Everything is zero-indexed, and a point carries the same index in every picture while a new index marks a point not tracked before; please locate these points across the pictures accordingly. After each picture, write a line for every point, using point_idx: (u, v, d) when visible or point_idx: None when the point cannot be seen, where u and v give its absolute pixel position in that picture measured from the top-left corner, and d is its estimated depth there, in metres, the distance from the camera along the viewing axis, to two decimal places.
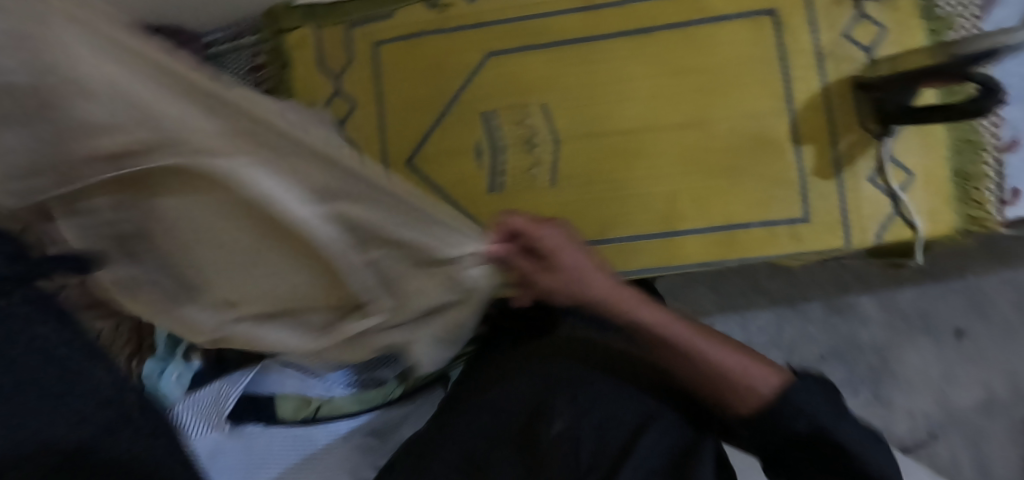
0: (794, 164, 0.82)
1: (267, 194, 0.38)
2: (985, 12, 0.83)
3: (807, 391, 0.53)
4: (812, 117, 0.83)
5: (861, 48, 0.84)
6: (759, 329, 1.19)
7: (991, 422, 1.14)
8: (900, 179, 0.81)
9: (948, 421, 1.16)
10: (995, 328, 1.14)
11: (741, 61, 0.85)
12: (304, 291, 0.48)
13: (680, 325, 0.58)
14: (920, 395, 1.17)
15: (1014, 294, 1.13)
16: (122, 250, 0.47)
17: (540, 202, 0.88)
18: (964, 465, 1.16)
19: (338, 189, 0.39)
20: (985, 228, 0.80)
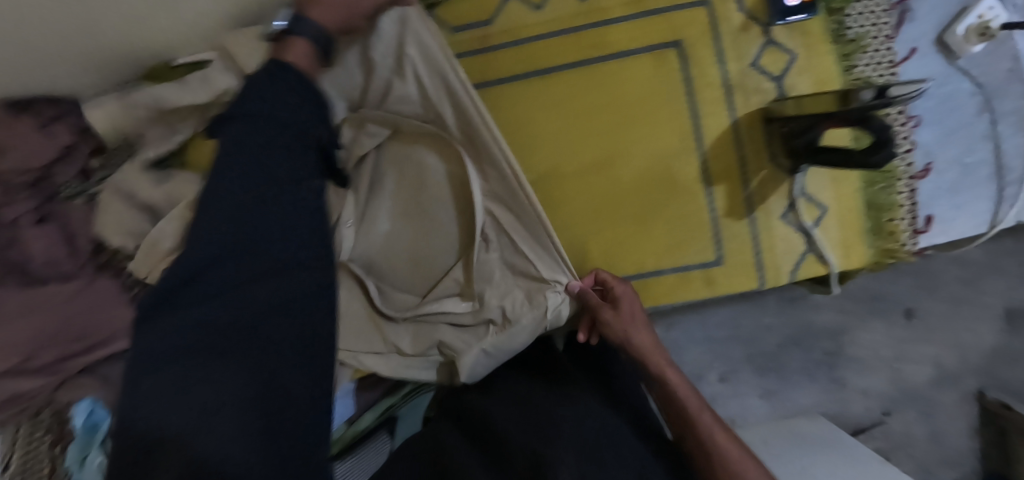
0: (706, 206, 0.80)
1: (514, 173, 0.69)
2: (898, 32, 0.80)
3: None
4: (723, 156, 0.80)
5: (771, 78, 0.80)
6: (716, 326, 1.24)
7: (940, 391, 1.23)
8: (812, 215, 0.79)
9: (902, 397, 1.24)
10: (941, 303, 1.22)
11: (647, 97, 0.81)
12: (448, 247, 0.80)
13: (700, 404, 0.71)
14: (873, 373, 1.24)
15: (959, 271, 1.21)
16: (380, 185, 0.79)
17: None
18: (917, 436, 1.24)
19: (503, 196, 0.73)
20: (899, 259, 0.79)
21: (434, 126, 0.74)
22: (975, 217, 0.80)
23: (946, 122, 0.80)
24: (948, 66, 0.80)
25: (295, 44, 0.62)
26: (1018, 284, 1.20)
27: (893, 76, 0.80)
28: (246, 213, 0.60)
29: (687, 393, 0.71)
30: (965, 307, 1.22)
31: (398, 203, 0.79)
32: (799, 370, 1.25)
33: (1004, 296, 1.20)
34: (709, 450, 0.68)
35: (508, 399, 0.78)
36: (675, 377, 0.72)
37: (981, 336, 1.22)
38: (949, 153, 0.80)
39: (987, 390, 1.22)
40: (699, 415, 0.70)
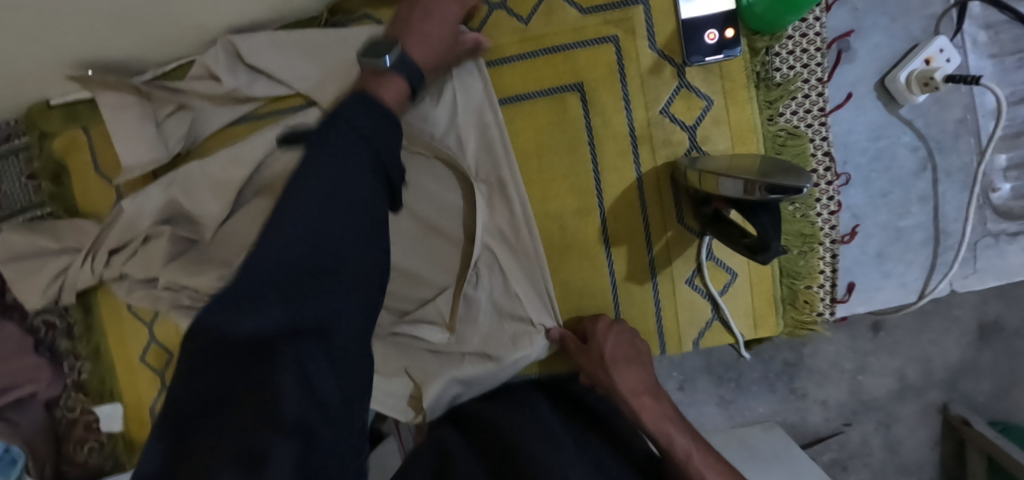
0: (606, 270, 0.74)
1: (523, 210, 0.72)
2: (831, 74, 0.70)
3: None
4: (625, 215, 0.73)
5: (683, 127, 0.71)
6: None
7: (902, 404, 1.07)
8: (721, 280, 0.73)
9: (861, 409, 1.08)
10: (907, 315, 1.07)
11: (543, 149, 0.73)
12: (436, 279, 0.75)
13: (697, 453, 0.62)
14: (834, 385, 1.08)
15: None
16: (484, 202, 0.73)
17: None
18: (874, 445, 1.10)
19: (505, 231, 0.74)
20: (815, 329, 0.73)
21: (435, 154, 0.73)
22: (904, 285, 0.73)
23: (878, 182, 0.72)
24: (888, 115, 0.71)
25: (390, 82, 0.58)
26: (991, 298, 1.05)
27: (823, 126, 0.71)
28: (331, 222, 0.50)
29: (679, 438, 0.64)
30: (933, 320, 1.06)
31: (410, 230, 0.75)
32: (757, 380, 1.09)
33: (974, 311, 1.03)
34: None
35: (515, 413, 0.68)
36: (666, 420, 0.65)
37: (947, 350, 1.06)
38: (878, 218, 0.72)
39: (952, 404, 1.06)
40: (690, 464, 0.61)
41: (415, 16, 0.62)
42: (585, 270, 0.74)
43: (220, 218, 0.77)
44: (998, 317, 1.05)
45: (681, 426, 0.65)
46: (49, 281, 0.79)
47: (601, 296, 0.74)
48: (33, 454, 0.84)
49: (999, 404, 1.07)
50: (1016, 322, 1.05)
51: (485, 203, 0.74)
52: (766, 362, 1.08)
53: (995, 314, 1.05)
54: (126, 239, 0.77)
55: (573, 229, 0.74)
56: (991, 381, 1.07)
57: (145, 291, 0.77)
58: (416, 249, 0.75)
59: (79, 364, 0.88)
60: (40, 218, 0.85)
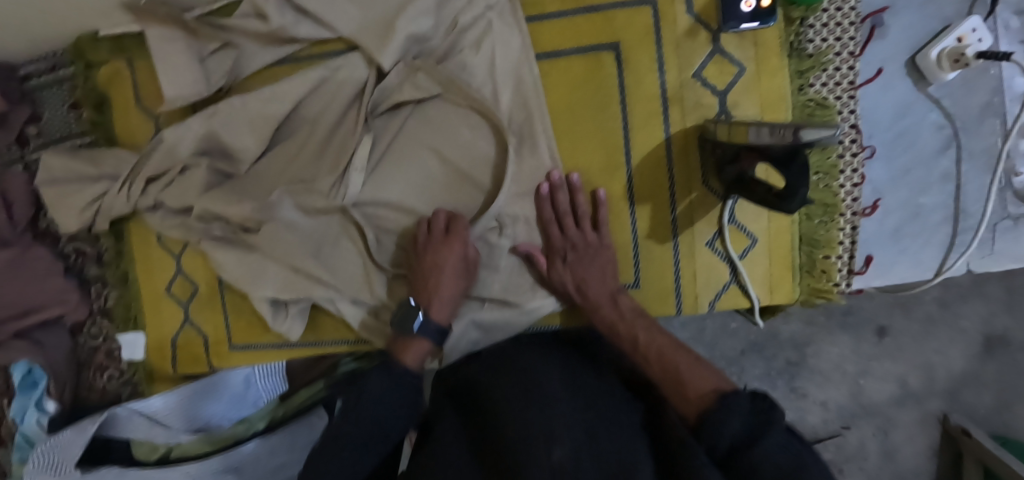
0: (629, 226, 0.75)
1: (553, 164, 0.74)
2: (864, 49, 0.71)
3: (737, 402, 0.55)
4: (652, 175, 0.74)
5: (713, 92, 0.73)
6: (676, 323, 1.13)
7: (902, 411, 1.16)
8: (741, 245, 0.74)
9: (861, 412, 1.17)
10: (914, 323, 1.14)
11: (575, 105, 0.75)
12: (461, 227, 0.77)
13: (651, 333, 0.69)
14: (834, 387, 1.16)
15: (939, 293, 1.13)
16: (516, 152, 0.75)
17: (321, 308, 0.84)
18: (870, 451, 1.19)
19: (534, 184, 0.76)
20: (831, 299, 0.75)
21: (472, 104, 0.76)
22: (920, 263, 0.74)
23: (901, 159, 0.73)
24: (916, 93, 0.72)
25: (412, 348, 0.68)
26: (999, 311, 1.13)
27: (852, 99, 0.72)
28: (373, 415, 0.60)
29: (636, 322, 0.71)
30: (939, 329, 1.14)
31: (443, 175, 0.79)
32: (758, 376, 1.16)
33: (980, 323, 1.12)
34: (661, 371, 0.65)
35: (484, 360, 0.73)
36: (622, 306, 0.72)
37: (951, 359, 1.15)
38: (899, 194, 0.74)
39: (952, 414, 1.15)
40: (647, 351, 0.68)
41: (426, 263, 0.72)
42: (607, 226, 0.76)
43: (256, 154, 0.79)
44: (1005, 331, 1.13)
45: (636, 310, 0.72)
46: (86, 204, 0.82)
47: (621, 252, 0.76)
48: (55, 375, 0.87)
49: (1001, 417, 1.16)
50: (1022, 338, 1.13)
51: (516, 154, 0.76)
52: (767, 359, 1.16)
53: (1004, 328, 1.13)
54: (164, 168, 0.80)
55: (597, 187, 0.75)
56: (994, 395, 1.15)
57: (179, 221, 0.80)
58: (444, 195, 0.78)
59: (105, 291, 0.90)
60: (82, 146, 0.88)
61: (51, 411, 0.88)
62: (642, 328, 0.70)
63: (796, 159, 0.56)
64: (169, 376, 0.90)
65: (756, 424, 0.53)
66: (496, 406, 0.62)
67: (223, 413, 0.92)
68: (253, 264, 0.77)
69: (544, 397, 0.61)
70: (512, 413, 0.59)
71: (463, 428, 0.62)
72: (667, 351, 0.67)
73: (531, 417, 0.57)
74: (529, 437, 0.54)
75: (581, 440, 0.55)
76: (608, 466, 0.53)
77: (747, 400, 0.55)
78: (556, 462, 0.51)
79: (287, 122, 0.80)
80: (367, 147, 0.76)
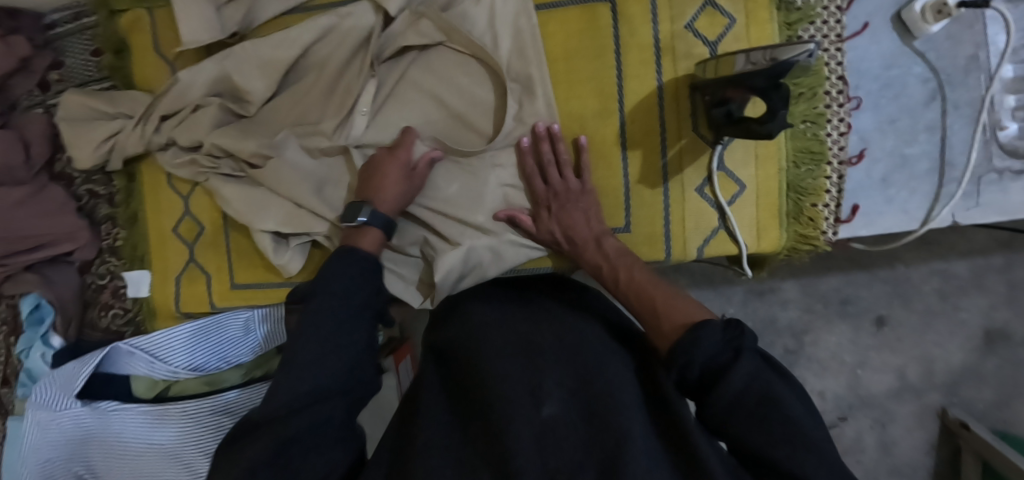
0: (621, 171, 0.78)
1: (548, 108, 0.77)
2: (849, 3, 0.73)
3: (711, 333, 0.57)
4: (644, 120, 0.77)
5: (704, 42, 0.75)
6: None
7: (899, 403, 1.21)
8: (730, 191, 0.77)
9: (859, 402, 1.22)
10: (913, 315, 1.19)
11: (570, 55, 0.78)
12: (459, 170, 0.79)
13: (634, 270, 0.70)
14: (832, 376, 1.22)
15: (939, 284, 1.18)
16: (513, 98, 0.78)
17: (320, 249, 0.87)
18: (868, 444, 1.23)
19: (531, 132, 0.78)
20: (816, 246, 0.77)
21: (472, 51, 0.79)
22: (906, 212, 0.76)
23: (887, 109, 0.75)
24: (901, 46, 0.74)
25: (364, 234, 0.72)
26: (999, 304, 1.17)
27: (839, 51, 0.74)
28: (339, 351, 0.61)
29: (620, 265, 0.72)
30: (938, 321, 1.19)
31: (440, 119, 0.82)
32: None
33: (982, 315, 1.17)
34: (641, 311, 0.67)
35: (476, 312, 0.78)
36: (606, 248, 0.73)
37: (950, 352, 1.19)
38: (886, 143, 0.76)
39: (951, 408, 1.19)
40: (628, 293, 0.70)
41: (367, 177, 0.76)
42: (601, 171, 0.78)
43: (265, 96, 0.83)
44: (1006, 324, 1.18)
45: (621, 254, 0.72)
46: (101, 141, 0.86)
47: (615, 198, 0.78)
48: (61, 309, 0.90)
49: (999, 413, 1.20)
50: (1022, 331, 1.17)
51: (515, 101, 0.78)
52: (766, 347, 1.22)
53: (1004, 322, 1.18)
54: (176, 107, 0.85)
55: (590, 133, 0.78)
56: (995, 390, 1.20)
57: (189, 157, 0.85)
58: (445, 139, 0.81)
59: (115, 231, 0.93)
60: (105, 90, 0.92)
61: (56, 346, 0.91)
62: (627, 270, 0.71)
63: (776, 87, 0.59)
64: (171, 314, 0.92)
65: (729, 350, 0.56)
66: (494, 355, 0.69)
67: (218, 356, 0.94)
68: (257, 198, 0.82)
69: (537, 353, 0.68)
70: (507, 368, 0.66)
71: (466, 374, 0.70)
72: (650, 288, 0.68)
73: (522, 375, 0.65)
74: (520, 393, 0.63)
75: (570, 391, 0.63)
76: (595, 411, 0.60)
77: (719, 331, 0.57)
78: (545, 418, 0.60)
79: (294, 66, 0.85)
80: (370, 92, 0.81)
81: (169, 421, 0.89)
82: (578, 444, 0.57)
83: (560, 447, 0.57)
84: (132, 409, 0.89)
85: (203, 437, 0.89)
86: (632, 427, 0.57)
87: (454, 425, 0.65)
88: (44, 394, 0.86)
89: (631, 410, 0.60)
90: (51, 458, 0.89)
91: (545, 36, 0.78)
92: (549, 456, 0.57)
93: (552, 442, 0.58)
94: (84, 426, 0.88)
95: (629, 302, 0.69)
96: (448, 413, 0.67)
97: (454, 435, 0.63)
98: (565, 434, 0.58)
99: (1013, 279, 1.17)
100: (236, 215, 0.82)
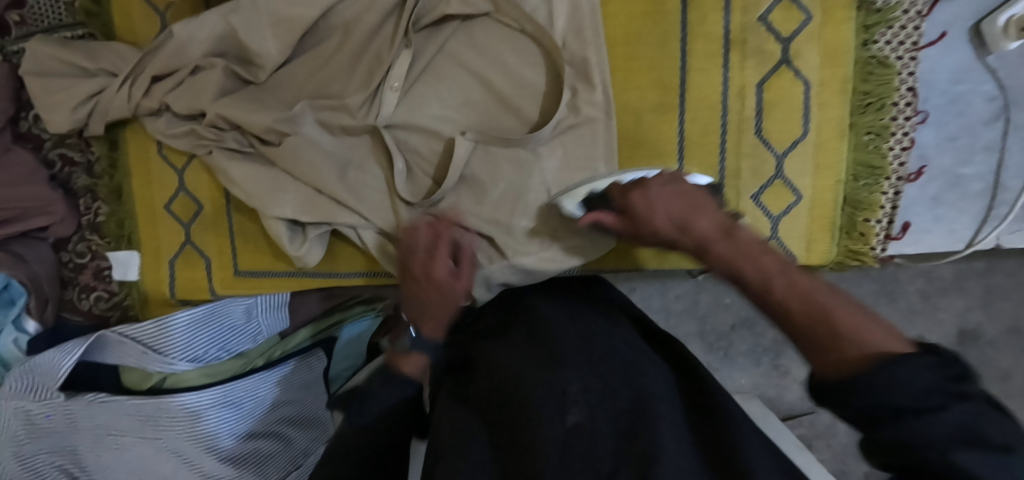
0: (675, 172, 0.73)
1: (604, 98, 0.70)
2: (930, 9, 0.69)
3: (919, 363, 0.38)
4: (704, 119, 0.72)
5: (777, 38, 0.70)
6: (677, 297, 1.07)
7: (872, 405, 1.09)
8: (786, 200, 0.73)
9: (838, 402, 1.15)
10: (896, 313, 1.02)
11: (630, 40, 0.71)
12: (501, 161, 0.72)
13: (782, 277, 0.50)
14: None
15: (924, 284, 1.02)
16: (568, 83, 0.71)
17: (339, 237, 0.80)
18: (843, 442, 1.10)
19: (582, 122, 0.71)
20: (863, 262, 0.75)
21: (524, 26, 0.71)
22: (952, 232, 0.76)
23: (950, 125, 0.73)
24: (973, 59, 0.71)
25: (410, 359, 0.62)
26: (976, 306, 1.01)
27: (913, 60, 0.70)
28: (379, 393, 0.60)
29: (749, 281, 0.52)
30: (918, 319, 1.03)
31: (481, 101, 0.74)
32: (745, 353, 1.09)
33: (959, 316, 1.01)
34: (811, 320, 0.46)
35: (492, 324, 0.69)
36: (732, 256, 0.54)
37: (926, 350, 1.04)
38: (943, 161, 0.74)
39: None
40: (771, 296, 0.50)
41: (413, 281, 0.65)
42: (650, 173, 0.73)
43: (278, 61, 0.73)
44: (978, 325, 1.02)
45: (746, 267, 0.53)
46: (81, 101, 0.74)
47: None
48: (37, 293, 0.80)
49: None
50: (995, 332, 1.02)
51: (569, 88, 0.71)
52: (757, 336, 1.09)
53: (978, 323, 1.02)
54: (172, 66, 0.73)
55: (642, 130, 0.72)
56: None
57: (187, 127, 0.75)
58: (483, 124, 0.73)
59: (96, 205, 0.83)
60: (79, 40, 0.79)
61: (32, 333, 0.82)
62: (775, 279, 0.51)
63: None
64: (163, 300, 0.83)
65: (947, 391, 0.37)
66: (513, 363, 0.59)
67: (219, 346, 0.85)
68: (270, 179, 0.73)
69: (559, 355, 0.59)
70: (532, 375, 0.56)
71: (476, 378, 0.61)
72: (800, 302, 0.47)
73: (545, 380, 0.55)
74: (545, 397, 0.54)
75: (596, 395, 0.54)
76: (623, 419, 0.52)
77: (926, 368, 0.38)
78: (570, 427, 0.51)
79: (313, 27, 0.74)
80: (403, 65, 0.72)
81: (164, 418, 0.81)
82: (607, 456, 0.49)
83: (588, 461, 0.48)
84: (120, 401, 0.81)
85: (200, 432, 0.82)
86: (667, 436, 0.49)
87: (473, 425, 0.55)
88: (21, 382, 0.79)
89: (667, 420, 0.52)
90: (34, 450, 0.81)
91: (607, 15, 0.71)
92: (574, 469, 0.47)
93: (578, 455, 0.49)
94: (66, 418, 0.80)
95: (783, 307, 0.49)
96: (455, 412, 0.57)
97: (478, 440, 0.53)
98: (593, 445, 0.49)
99: (994, 284, 1.00)
100: (245, 197, 0.73)
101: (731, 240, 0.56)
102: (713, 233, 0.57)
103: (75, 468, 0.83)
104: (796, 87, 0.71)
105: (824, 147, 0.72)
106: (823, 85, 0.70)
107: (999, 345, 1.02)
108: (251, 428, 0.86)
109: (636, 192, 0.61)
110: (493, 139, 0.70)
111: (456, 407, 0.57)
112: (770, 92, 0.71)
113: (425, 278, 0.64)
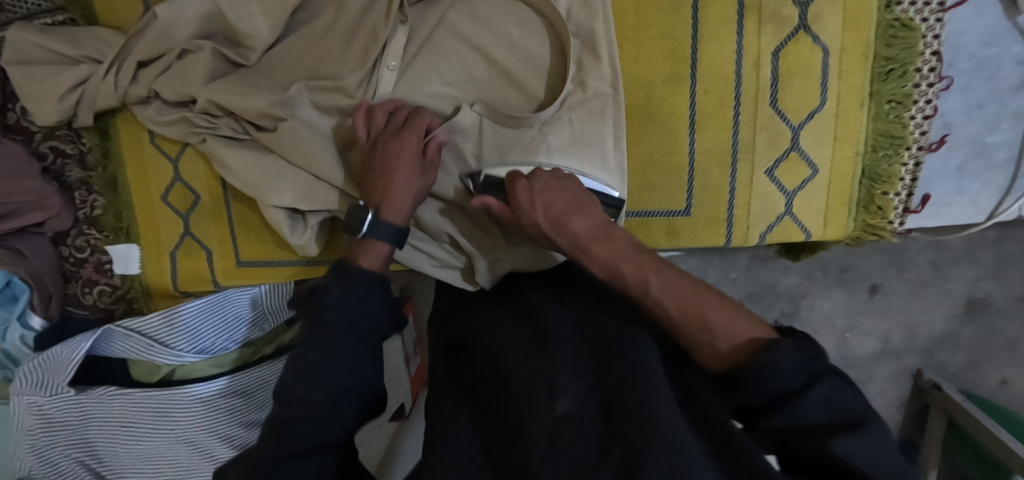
0: (686, 146, 0.70)
1: (612, 71, 0.67)
2: None
3: (783, 349, 0.41)
4: (717, 91, 0.68)
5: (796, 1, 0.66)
6: None
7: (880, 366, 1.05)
8: (801, 175, 0.71)
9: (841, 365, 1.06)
10: (905, 284, 1.01)
11: (639, 8, 0.67)
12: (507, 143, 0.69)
13: (653, 275, 0.51)
14: None
15: (934, 255, 0.99)
16: (574, 56, 0.68)
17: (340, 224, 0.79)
18: None
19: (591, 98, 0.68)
20: (880, 236, 0.74)
21: None
22: (975, 204, 0.74)
23: (976, 92, 0.70)
24: (1004, 20, 0.67)
25: (371, 248, 0.57)
26: (986, 276, 0.98)
27: (939, 22, 0.66)
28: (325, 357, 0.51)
29: (627, 282, 0.52)
30: (926, 290, 1.00)
31: (484, 77, 0.70)
32: None
33: (967, 285, 0.99)
34: (687, 317, 0.48)
35: (489, 308, 0.65)
36: (607, 255, 0.54)
37: (933, 319, 1.01)
38: (968, 129, 0.72)
39: (925, 370, 1.03)
40: (642, 291, 0.51)
41: (377, 160, 0.62)
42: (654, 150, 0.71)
43: (268, 41, 0.70)
44: (988, 294, 0.99)
45: (623, 268, 0.52)
46: (68, 90, 0.72)
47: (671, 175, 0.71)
48: (39, 289, 0.79)
49: (967, 374, 1.03)
50: (1004, 300, 0.99)
51: (574, 61, 0.68)
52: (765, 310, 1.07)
53: (988, 291, 0.99)
54: (158, 49, 0.70)
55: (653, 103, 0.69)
56: (966, 354, 1.03)
57: (178, 114, 0.72)
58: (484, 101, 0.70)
59: (92, 197, 0.81)
60: (60, 25, 0.76)
61: (37, 329, 0.81)
62: (652, 278, 0.50)
63: None
64: (168, 292, 0.83)
65: (809, 374, 0.41)
66: (506, 352, 0.55)
67: (226, 336, 0.84)
68: (268, 167, 0.70)
69: (552, 339, 0.54)
70: (521, 366, 0.53)
71: (473, 364, 0.57)
72: (670, 302, 0.49)
73: (531, 367, 0.51)
74: (533, 383, 0.50)
75: (590, 381, 0.50)
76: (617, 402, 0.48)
77: (792, 351, 0.41)
78: (558, 416, 0.47)
79: (303, 4, 0.71)
80: (400, 42, 0.69)
81: (177, 408, 0.81)
82: (596, 442, 0.45)
83: (575, 449, 0.45)
84: (130, 395, 0.80)
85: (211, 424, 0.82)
86: (673, 417, 0.45)
87: (463, 417, 0.52)
88: (30, 378, 0.78)
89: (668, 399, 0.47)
90: (47, 444, 0.81)
91: None
92: (562, 459, 0.44)
93: (564, 445, 0.45)
94: (79, 413, 0.81)
95: (659, 310, 0.50)
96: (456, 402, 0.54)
97: (466, 435, 0.51)
98: (581, 435, 0.46)
99: (1005, 253, 0.97)
100: (244, 185, 0.71)
101: (598, 240, 0.55)
102: (592, 233, 0.55)
103: (92, 460, 0.85)
104: (815, 54, 0.67)
105: (842, 117, 0.68)
106: (843, 51, 0.67)
107: (1006, 313, 1.00)
108: (255, 415, 0.85)
109: (522, 181, 0.59)
110: (498, 116, 0.67)
111: (448, 399, 0.55)
112: (788, 60, 0.67)
113: (382, 163, 0.61)
